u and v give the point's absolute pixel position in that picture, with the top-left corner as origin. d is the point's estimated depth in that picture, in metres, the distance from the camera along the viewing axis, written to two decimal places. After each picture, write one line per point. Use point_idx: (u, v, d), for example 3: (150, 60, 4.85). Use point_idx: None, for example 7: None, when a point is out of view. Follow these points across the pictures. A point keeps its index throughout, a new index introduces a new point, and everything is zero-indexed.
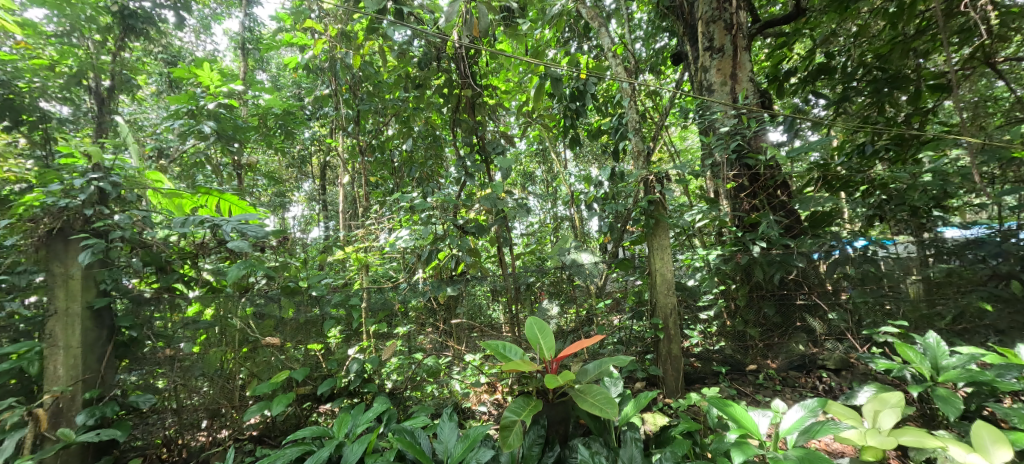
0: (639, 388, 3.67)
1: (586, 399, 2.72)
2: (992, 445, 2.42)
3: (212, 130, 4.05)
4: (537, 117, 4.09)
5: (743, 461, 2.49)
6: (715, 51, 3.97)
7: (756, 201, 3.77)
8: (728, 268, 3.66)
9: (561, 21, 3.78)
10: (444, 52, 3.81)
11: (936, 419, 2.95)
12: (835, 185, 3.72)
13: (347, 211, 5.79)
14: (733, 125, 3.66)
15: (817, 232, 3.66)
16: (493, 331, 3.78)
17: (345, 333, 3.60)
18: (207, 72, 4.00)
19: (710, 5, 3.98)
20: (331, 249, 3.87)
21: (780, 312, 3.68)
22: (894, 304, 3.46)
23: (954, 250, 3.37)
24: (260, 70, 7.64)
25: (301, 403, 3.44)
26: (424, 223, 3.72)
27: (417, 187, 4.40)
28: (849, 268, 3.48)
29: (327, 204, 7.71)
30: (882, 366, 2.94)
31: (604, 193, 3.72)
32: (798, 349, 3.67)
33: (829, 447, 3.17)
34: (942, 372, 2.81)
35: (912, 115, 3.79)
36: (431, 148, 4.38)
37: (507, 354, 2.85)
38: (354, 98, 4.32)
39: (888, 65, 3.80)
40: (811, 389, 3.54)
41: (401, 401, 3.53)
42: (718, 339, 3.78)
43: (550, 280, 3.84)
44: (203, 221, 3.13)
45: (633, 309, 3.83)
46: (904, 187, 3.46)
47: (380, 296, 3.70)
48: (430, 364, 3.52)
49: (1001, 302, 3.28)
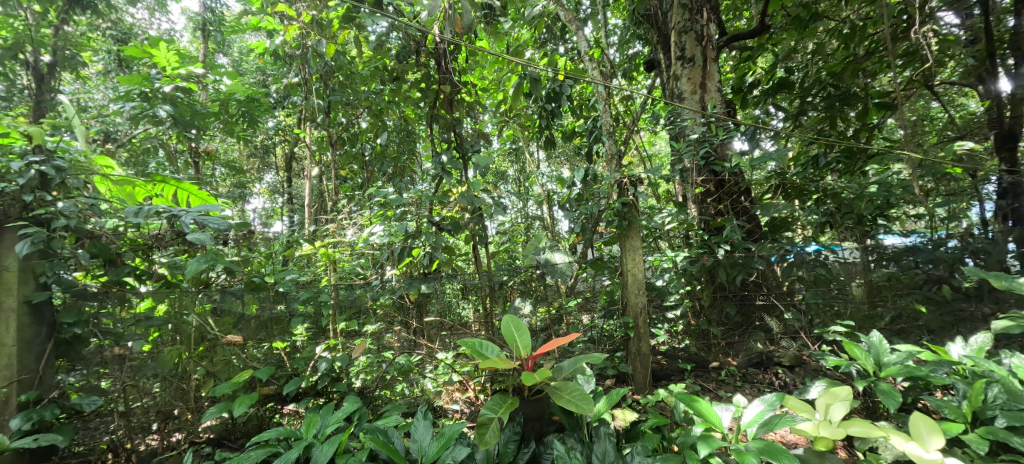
0: (609, 385, 3.77)
1: (562, 396, 2.81)
2: (927, 434, 2.69)
3: (168, 114, 3.73)
4: (513, 117, 4.06)
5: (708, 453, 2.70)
6: (686, 61, 4.00)
7: (722, 207, 3.88)
8: (695, 269, 3.77)
9: (541, 22, 3.79)
10: (424, 47, 3.78)
11: (879, 411, 3.20)
12: (791, 193, 3.81)
13: (314, 205, 5.54)
14: (703, 132, 3.73)
15: (776, 237, 3.83)
16: (464, 329, 3.85)
17: (312, 332, 3.57)
18: (163, 52, 3.73)
19: (682, 16, 3.99)
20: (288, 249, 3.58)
21: (740, 312, 3.84)
22: (842, 305, 3.68)
23: (893, 255, 3.60)
24: (223, 54, 7.21)
25: (264, 404, 3.38)
26: (400, 219, 3.68)
27: (389, 183, 4.19)
28: (803, 271, 3.68)
29: (293, 197, 7.29)
30: (832, 363, 3.21)
31: (577, 195, 3.75)
32: (756, 347, 3.84)
33: (784, 439, 3.45)
34: (884, 367, 3.09)
35: (861, 130, 3.92)
36: (405, 143, 4.23)
37: (484, 352, 2.94)
38: (325, 88, 4.00)
39: (841, 83, 3.89)
40: (768, 385, 3.71)
41: (371, 400, 3.53)
42: (683, 338, 3.90)
43: (521, 279, 3.92)
44: (160, 212, 2.99)
45: (604, 308, 3.96)
46: (853, 197, 3.60)
47: (349, 293, 3.68)
48: (401, 363, 3.59)
49: (933, 305, 3.53)
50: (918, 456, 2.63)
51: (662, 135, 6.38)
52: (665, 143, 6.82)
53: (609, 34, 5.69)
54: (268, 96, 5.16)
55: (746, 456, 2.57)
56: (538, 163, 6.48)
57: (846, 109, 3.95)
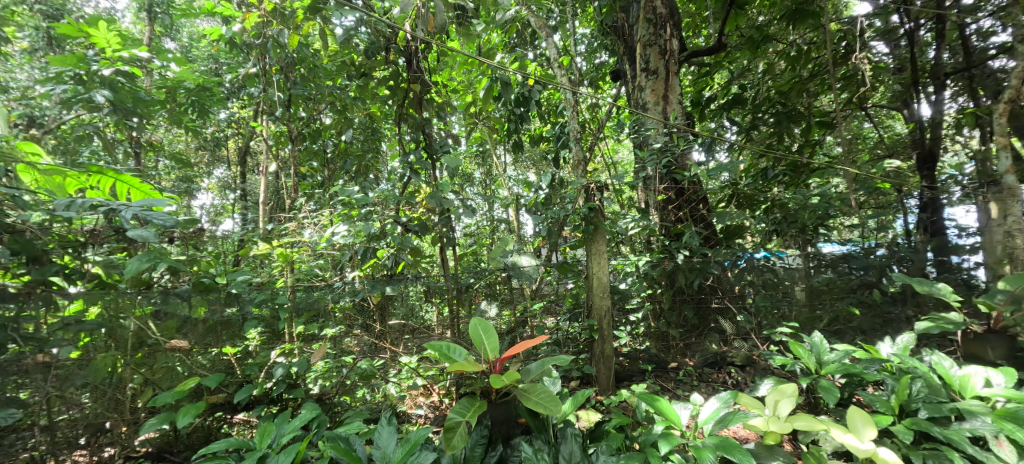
0: (574, 386, 3.85)
1: (530, 398, 2.82)
2: (862, 426, 2.92)
3: (106, 100, 3.42)
4: (482, 120, 4.06)
5: (668, 450, 2.81)
6: (650, 73, 4.16)
7: (682, 214, 4.05)
8: (657, 274, 3.88)
9: (512, 28, 3.86)
10: (393, 43, 3.75)
11: (819, 407, 3.44)
12: (743, 203, 4.10)
13: (270, 203, 5.26)
14: (665, 142, 3.89)
15: (730, 243, 4.07)
16: (426, 332, 3.81)
17: (265, 336, 3.41)
18: (103, 32, 3.41)
19: (647, 29, 4.15)
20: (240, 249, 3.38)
21: (698, 314, 4.02)
22: (787, 307, 3.93)
23: (831, 262, 3.90)
24: (170, 38, 6.74)
25: (211, 413, 3.19)
26: (365, 219, 3.62)
27: (353, 181, 4.07)
28: (752, 276, 3.90)
29: (246, 193, 6.91)
30: (779, 362, 3.44)
31: (543, 199, 3.76)
32: (712, 348, 4.04)
33: (737, 435, 3.64)
34: (824, 365, 3.33)
35: (804, 146, 4.24)
36: (369, 141, 4.15)
37: (451, 355, 2.87)
38: (287, 81, 3.92)
39: (787, 102, 4.20)
40: (722, 384, 3.93)
41: (330, 407, 3.42)
42: (644, 340, 4.06)
43: (487, 281, 3.85)
44: (96, 205, 2.72)
45: (569, 311, 4.00)
46: (797, 207, 3.81)
47: (308, 295, 3.52)
48: (363, 368, 3.47)
49: (865, 308, 3.83)
50: (854, 447, 2.85)
51: (625, 144, 6.57)
52: (628, 151, 7.03)
53: (578, 43, 5.81)
54: (221, 86, 4.87)
55: (703, 453, 2.70)
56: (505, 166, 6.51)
57: (791, 126, 4.23)
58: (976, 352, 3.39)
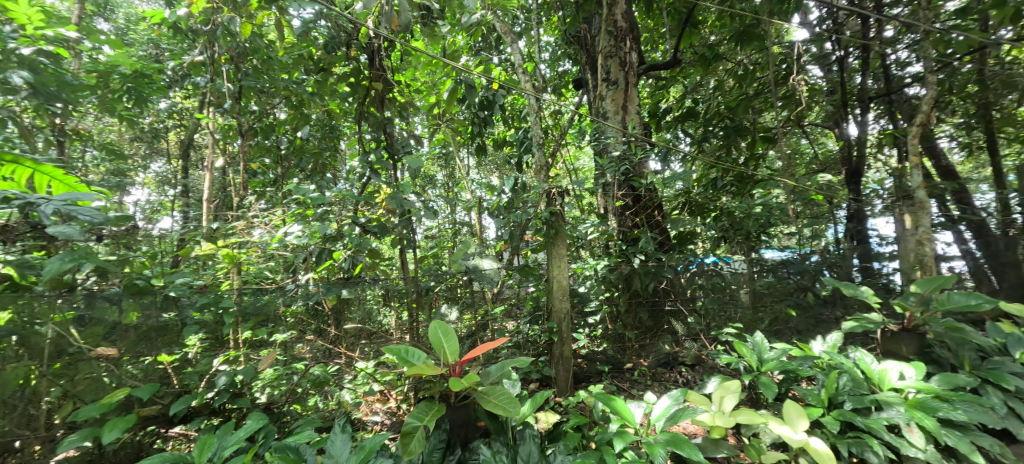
0: (533, 388, 3.89)
1: (489, 400, 2.82)
2: (796, 417, 3.15)
3: (24, 82, 3.08)
4: (444, 122, 4.03)
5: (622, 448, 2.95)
6: (611, 83, 4.30)
7: (639, 220, 4.22)
8: (614, 277, 4.02)
9: (476, 32, 3.89)
10: (354, 39, 3.65)
11: (760, 402, 3.66)
12: (695, 210, 4.36)
13: (215, 200, 4.92)
14: (623, 150, 4.04)
15: (682, 249, 4.25)
16: (384, 337, 3.73)
17: (208, 343, 3.20)
18: (23, 8, 3.09)
19: (608, 41, 4.28)
20: (190, 247, 3.25)
21: (651, 317, 4.20)
22: (733, 309, 4.15)
23: (772, 267, 4.15)
24: (103, 19, 6.23)
25: (142, 428, 2.90)
26: (320, 219, 3.46)
27: (309, 180, 3.94)
28: (702, 279, 4.11)
29: (188, 189, 6.47)
30: (724, 360, 3.67)
31: (506, 202, 3.76)
32: (664, 348, 4.21)
33: (686, 430, 3.79)
34: (765, 363, 3.57)
35: (750, 158, 4.53)
36: (327, 139, 4.06)
37: (409, 359, 2.87)
38: (237, 71, 3.77)
39: (736, 117, 4.47)
40: (673, 383, 4.09)
41: (279, 416, 3.25)
42: (602, 342, 4.21)
43: (447, 286, 3.90)
44: (11, 198, 2.44)
45: (530, 314, 4.07)
46: (743, 215, 4.07)
47: (258, 300, 3.35)
48: (316, 374, 3.29)
49: (801, 310, 4.14)
50: (789, 438, 3.09)
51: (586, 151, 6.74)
52: (589, 158, 7.22)
53: (542, 49, 5.87)
54: (162, 73, 4.54)
55: (654, 448, 2.82)
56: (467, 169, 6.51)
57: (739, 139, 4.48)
58: (893, 348, 3.70)
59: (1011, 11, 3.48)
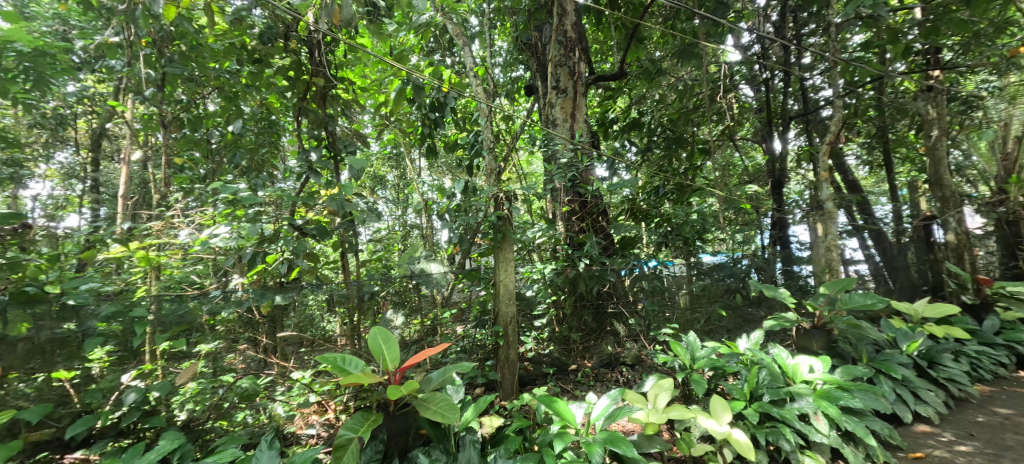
0: (478, 393, 3.87)
1: (428, 407, 2.79)
2: (721, 411, 3.33)
3: None
4: (393, 122, 3.94)
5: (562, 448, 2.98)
6: (560, 91, 4.40)
7: (585, 225, 4.33)
8: (560, 281, 4.12)
9: (426, 32, 3.80)
10: (294, 31, 3.51)
11: (692, 398, 3.87)
12: (639, 217, 4.47)
13: (134, 197, 4.49)
14: (571, 157, 4.13)
15: (626, 253, 4.37)
16: (328, 344, 3.57)
17: (117, 355, 2.87)
18: None
19: (559, 50, 4.40)
20: (98, 248, 2.95)
21: (595, 319, 4.33)
22: (671, 311, 4.38)
23: (708, 270, 4.47)
24: None
25: (33, 454, 2.57)
26: (251, 220, 3.21)
27: (244, 178, 3.72)
28: (644, 282, 4.30)
29: (103, 183, 5.87)
30: (661, 359, 3.87)
31: (456, 205, 3.71)
32: (607, 349, 4.36)
33: (625, 428, 3.95)
34: (697, 361, 3.80)
35: (688, 169, 4.84)
36: (264, 134, 3.92)
37: (346, 367, 2.76)
38: (160, 57, 3.46)
39: (676, 129, 4.80)
40: (614, 382, 4.23)
41: (199, 435, 2.97)
42: (548, 344, 4.28)
43: (395, 290, 3.79)
44: None
45: (477, 318, 4.01)
46: (679, 223, 4.36)
47: (178, 307, 3.07)
48: (244, 387, 3.06)
49: (731, 310, 4.47)
50: (713, 431, 3.25)
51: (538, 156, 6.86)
52: (540, 163, 7.34)
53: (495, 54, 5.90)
54: (72, 54, 4.09)
55: (593, 447, 2.87)
56: (419, 171, 6.41)
57: (679, 150, 4.79)
58: (805, 344, 4.08)
59: (904, 46, 3.92)
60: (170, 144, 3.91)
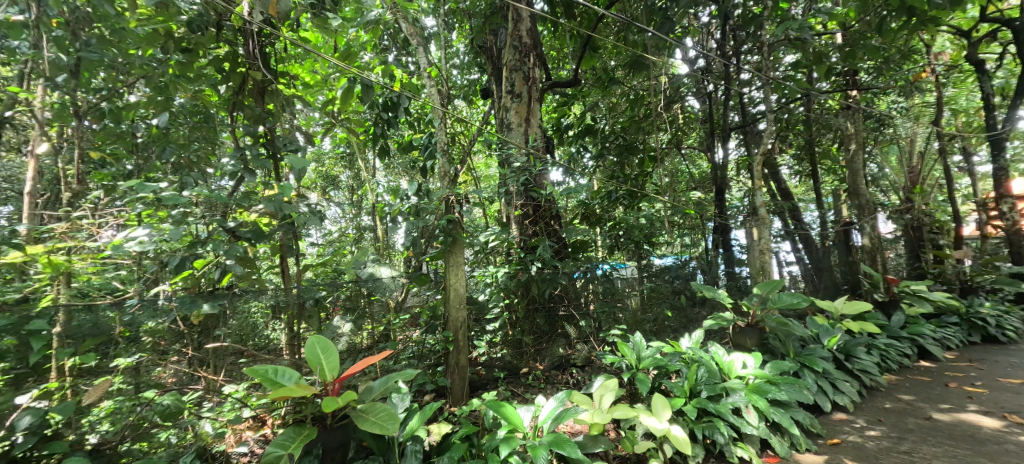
0: (427, 400, 3.78)
1: (367, 419, 2.69)
2: (661, 409, 3.44)
3: None
4: (342, 121, 3.79)
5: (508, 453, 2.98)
6: (515, 96, 4.43)
7: (538, 228, 4.39)
8: (513, 285, 4.12)
9: (375, 29, 3.69)
10: (227, 20, 3.31)
11: (637, 397, 3.99)
12: (592, 221, 4.70)
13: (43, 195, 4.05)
14: (525, 162, 4.16)
15: (578, 256, 4.42)
16: (268, 355, 3.36)
17: (13, 376, 2.61)
18: None
19: (514, 55, 4.43)
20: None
21: (548, 321, 4.35)
22: (621, 312, 4.51)
23: (657, 272, 4.67)
24: None
25: None
26: (176, 222, 2.93)
27: (173, 175, 3.43)
28: (597, 284, 4.40)
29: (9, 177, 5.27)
30: (608, 360, 3.96)
31: (410, 208, 3.68)
32: (559, 351, 4.38)
33: (573, 429, 4.00)
34: (643, 360, 3.92)
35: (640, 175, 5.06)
36: (200, 129, 3.56)
37: (278, 380, 2.63)
38: (73, 40, 3.14)
39: (628, 136, 5.04)
40: (565, 384, 4.26)
41: (109, 459, 2.64)
42: (501, 348, 4.24)
43: (345, 295, 3.62)
44: None
45: (428, 323, 3.93)
46: (630, 226, 4.50)
47: (90, 318, 2.80)
48: (167, 404, 2.79)
49: (676, 311, 4.66)
50: (654, 428, 3.35)
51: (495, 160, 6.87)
52: (496, 167, 7.37)
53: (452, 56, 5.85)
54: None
55: (537, 451, 2.89)
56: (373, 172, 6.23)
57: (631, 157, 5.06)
58: (740, 341, 4.34)
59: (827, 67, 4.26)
60: (88, 136, 3.56)
